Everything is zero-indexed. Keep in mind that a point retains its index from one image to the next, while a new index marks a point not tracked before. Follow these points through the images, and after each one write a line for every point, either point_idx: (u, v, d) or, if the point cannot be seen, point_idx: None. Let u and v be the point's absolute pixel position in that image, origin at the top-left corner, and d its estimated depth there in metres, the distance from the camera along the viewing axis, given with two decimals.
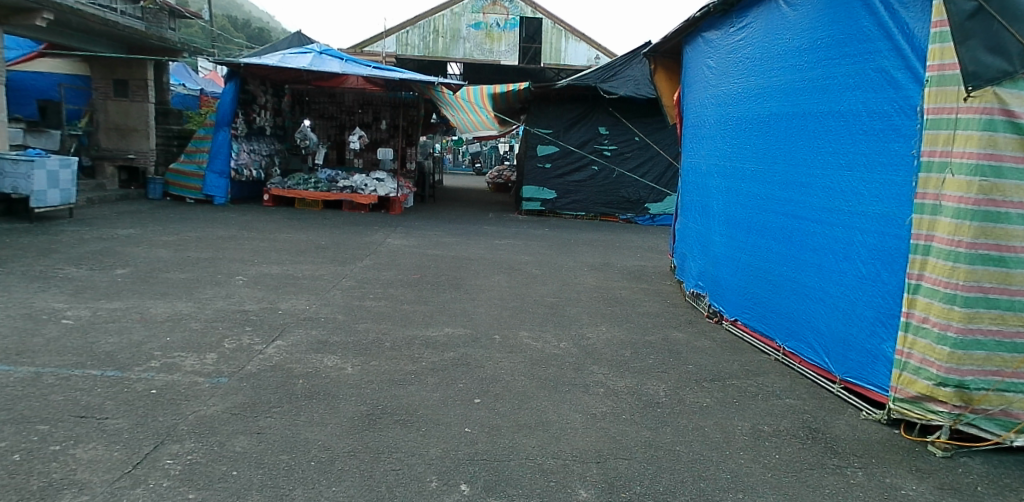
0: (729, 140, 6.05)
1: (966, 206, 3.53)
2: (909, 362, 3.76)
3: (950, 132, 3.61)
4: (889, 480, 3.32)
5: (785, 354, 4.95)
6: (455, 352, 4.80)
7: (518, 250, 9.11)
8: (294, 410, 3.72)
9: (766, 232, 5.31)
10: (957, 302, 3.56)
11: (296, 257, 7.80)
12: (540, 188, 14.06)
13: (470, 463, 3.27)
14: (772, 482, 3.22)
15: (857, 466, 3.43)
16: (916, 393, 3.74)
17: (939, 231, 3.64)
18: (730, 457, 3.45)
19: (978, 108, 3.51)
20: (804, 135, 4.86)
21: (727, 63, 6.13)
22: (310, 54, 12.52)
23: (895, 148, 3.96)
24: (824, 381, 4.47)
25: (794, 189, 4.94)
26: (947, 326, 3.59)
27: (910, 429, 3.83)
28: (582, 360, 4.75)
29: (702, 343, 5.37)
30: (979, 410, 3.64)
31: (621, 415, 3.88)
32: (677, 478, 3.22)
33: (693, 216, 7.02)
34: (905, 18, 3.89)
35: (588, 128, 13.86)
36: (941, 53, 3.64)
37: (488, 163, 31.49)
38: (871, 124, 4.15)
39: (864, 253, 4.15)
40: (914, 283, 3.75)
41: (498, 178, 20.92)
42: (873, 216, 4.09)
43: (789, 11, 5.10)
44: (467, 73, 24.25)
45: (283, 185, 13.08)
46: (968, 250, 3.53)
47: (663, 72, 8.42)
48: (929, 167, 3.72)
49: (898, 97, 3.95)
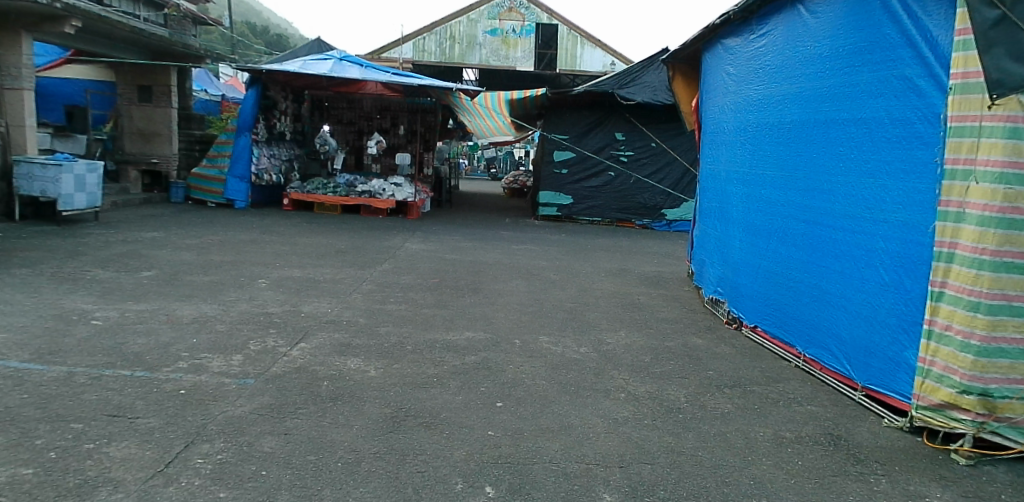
0: (749, 147, 6.07)
1: (991, 214, 3.53)
2: (932, 369, 3.77)
3: (974, 139, 3.62)
4: (913, 488, 3.32)
5: (806, 361, 4.95)
6: (477, 355, 4.85)
7: (535, 255, 9.17)
8: (320, 411, 3.79)
9: (785, 239, 5.33)
10: (981, 310, 3.56)
11: (315, 261, 7.88)
12: (556, 193, 14.10)
13: (495, 465, 3.31)
14: (793, 488, 3.24)
15: (880, 473, 3.43)
16: (939, 401, 3.74)
17: (963, 239, 3.64)
18: (753, 462, 3.47)
19: (1002, 116, 3.51)
20: (825, 142, 4.86)
21: (747, 71, 6.16)
22: (329, 61, 12.66)
23: (917, 156, 3.97)
24: (845, 388, 4.48)
25: (815, 196, 4.96)
26: (970, 335, 3.58)
27: (933, 437, 3.83)
28: (602, 365, 4.78)
29: (721, 349, 5.38)
30: (1003, 418, 3.62)
31: (643, 420, 3.91)
32: (701, 484, 3.24)
33: (712, 223, 7.03)
34: (928, 25, 3.91)
35: (605, 135, 13.88)
36: (964, 61, 3.67)
37: (503, 168, 31.89)
38: (893, 132, 4.17)
39: (885, 260, 4.17)
40: (937, 291, 3.76)
41: (514, 184, 21.02)
42: (895, 223, 4.10)
43: (810, 17, 5.13)
44: (484, 79, 24.33)
45: (302, 189, 13.21)
46: (993, 257, 3.53)
47: (681, 79, 8.44)
48: (953, 175, 3.73)
49: (921, 104, 3.97)
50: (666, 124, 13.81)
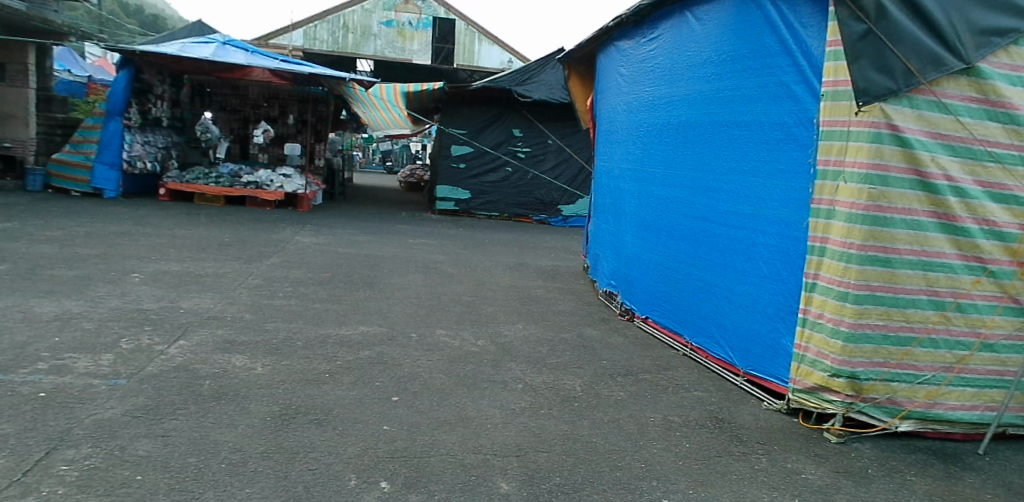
0: (640, 146, 6.28)
1: (857, 211, 3.83)
2: (806, 355, 4.07)
3: (843, 143, 3.92)
4: (790, 465, 3.54)
5: (693, 349, 5.19)
6: (372, 350, 4.72)
7: (431, 249, 9.08)
8: (202, 411, 3.55)
9: (674, 234, 5.57)
10: (848, 300, 3.85)
11: (196, 254, 7.41)
12: (454, 187, 14.09)
13: (390, 460, 3.23)
14: (683, 470, 3.38)
15: (761, 452, 3.64)
16: (812, 384, 4.03)
17: (833, 234, 3.95)
18: (644, 447, 3.58)
19: (867, 122, 3.81)
20: (710, 142, 5.11)
21: (639, 73, 6.37)
22: (212, 45, 12.00)
23: (793, 157, 4.26)
24: (729, 374, 4.74)
25: (701, 194, 5.20)
26: (840, 322, 3.88)
27: (808, 418, 4.12)
28: (500, 358, 4.79)
29: (615, 339, 5.54)
30: (868, 399, 3.95)
31: (540, 410, 3.94)
32: (595, 469, 3.31)
33: (605, 218, 7.24)
34: (803, 36, 4.20)
35: (503, 130, 13.94)
36: (835, 70, 3.97)
37: (399, 162, 31.42)
38: (772, 134, 4.44)
39: (764, 254, 4.45)
40: (811, 282, 4.06)
41: (410, 177, 20.73)
42: (773, 219, 4.38)
43: (696, 23, 5.37)
44: (379, 71, 23.85)
45: (180, 179, 12.38)
46: (859, 251, 3.82)
47: (576, 78, 8.63)
48: (824, 176, 4.02)
49: (796, 109, 4.25)
50: (561, 122, 14.07)
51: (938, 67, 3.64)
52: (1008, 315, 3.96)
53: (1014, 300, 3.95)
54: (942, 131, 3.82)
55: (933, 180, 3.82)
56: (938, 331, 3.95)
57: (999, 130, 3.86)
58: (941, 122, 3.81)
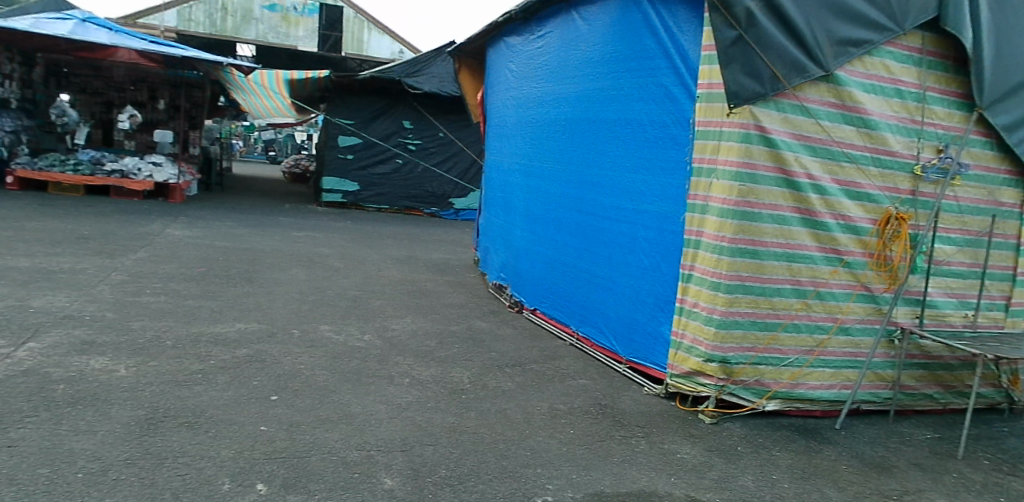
0: (529, 141, 6.34)
1: (728, 206, 4.03)
2: (683, 341, 4.25)
3: (716, 142, 4.12)
4: (667, 445, 3.71)
5: (579, 339, 5.31)
6: (249, 348, 4.48)
7: (317, 242, 8.76)
8: (54, 418, 3.22)
9: (560, 227, 5.66)
10: (721, 289, 4.06)
11: (50, 249, 6.75)
12: (341, 180, 13.65)
13: (268, 461, 3.07)
14: (567, 455, 3.44)
15: (640, 435, 3.79)
16: (688, 369, 4.23)
17: (707, 227, 4.14)
18: (530, 435, 3.62)
19: (738, 123, 4.02)
20: (595, 139, 5.23)
21: (527, 69, 6.43)
22: (70, 21, 11.00)
23: (671, 155, 4.42)
24: (612, 362, 4.88)
25: (586, 189, 5.32)
26: (713, 310, 4.08)
27: (685, 401, 4.32)
28: (386, 352, 4.68)
29: (503, 331, 5.58)
30: (738, 381, 4.19)
31: (427, 403, 3.88)
32: (481, 459, 3.30)
33: (496, 211, 7.26)
34: (680, 40, 4.37)
35: (392, 122, 13.65)
36: (709, 73, 4.17)
37: (284, 152, 30.18)
38: (651, 132, 4.60)
39: (645, 247, 4.60)
40: (687, 273, 4.24)
41: (296, 168, 19.95)
42: (653, 214, 4.54)
43: (581, 22, 5.47)
44: (261, 57, 22.78)
45: (32, 165, 11.21)
46: (730, 244, 4.04)
47: (467, 72, 8.60)
48: (699, 172, 4.21)
49: (674, 109, 4.42)
50: (453, 115, 13.99)
51: (801, 73, 3.97)
52: (861, 302, 4.43)
53: (867, 288, 4.44)
54: (805, 133, 4.16)
55: (795, 178, 4.12)
56: (801, 318, 4.27)
57: (854, 133, 4.30)
58: (803, 125, 4.15)
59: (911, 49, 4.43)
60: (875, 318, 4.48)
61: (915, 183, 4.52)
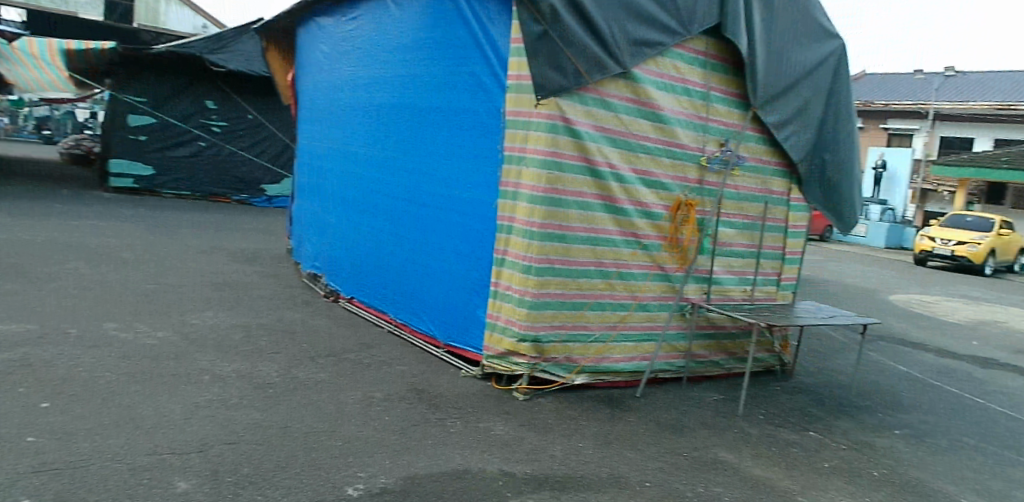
0: (343, 126, 6.13)
1: (537, 193, 4.20)
2: (497, 323, 4.37)
3: (524, 131, 4.26)
4: (481, 424, 3.82)
5: (397, 326, 5.27)
6: (12, 352, 3.90)
7: (103, 232, 7.85)
8: None
9: (376, 214, 5.56)
10: (532, 272, 4.21)
11: None
12: (131, 162, 12.47)
13: (36, 475, 2.70)
14: (381, 442, 3.40)
15: (456, 417, 3.85)
16: (502, 349, 4.35)
17: (518, 213, 4.27)
18: (342, 425, 3.52)
19: (545, 114, 4.18)
20: (409, 125, 5.18)
21: (340, 52, 6.20)
22: None
23: (483, 142, 4.50)
24: (429, 346, 4.90)
25: (401, 176, 5.26)
26: (525, 292, 4.23)
27: (500, 380, 4.46)
28: (184, 349, 4.31)
29: (318, 321, 5.38)
30: (550, 358, 4.40)
31: (229, 400, 3.63)
32: (289, 453, 3.15)
33: (309, 198, 6.96)
34: (491, 31, 4.43)
35: (193, 101, 12.61)
36: (518, 65, 4.27)
37: (64, 132, 26.68)
38: (463, 119, 4.65)
39: (458, 233, 4.66)
40: (500, 257, 4.35)
41: (77, 150, 17.70)
42: (466, 200, 4.60)
43: (393, 7, 5.37)
44: (32, 24, 19.93)
45: None
46: (539, 229, 4.20)
47: (276, 51, 8.14)
48: (509, 160, 4.33)
49: (485, 98, 4.50)
50: (264, 96, 13.20)
51: (602, 70, 4.24)
52: (657, 280, 4.84)
53: (661, 268, 4.85)
54: (606, 125, 4.43)
55: (597, 166, 4.38)
56: (605, 297, 4.57)
57: (649, 127, 4.65)
58: (604, 117, 4.41)
59: (697, 52, 4.86)
60: (669, 295, 4.92)
61: (702, 173, 5.01)
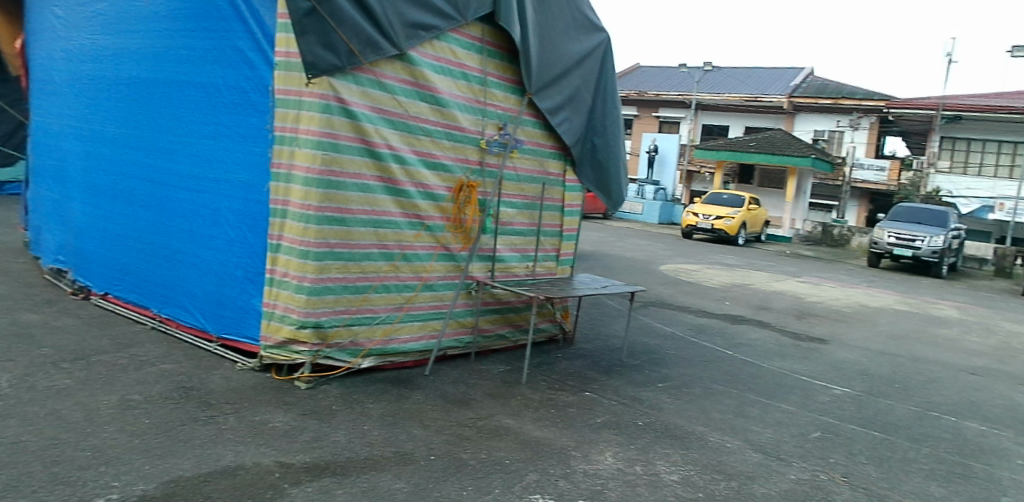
0: (87, 102, 5.46)
1: (313, 175, 4.09)
2: (275, 311, 4.23)
3: (296, 111, 4.11)
4: (258, 417, 3.68)
5: (161, 321, 4.87)
6: None
7: None
8: None
9: (131, 200, 5.05)
10: (310, 257, 4.12)
11: None
12: None
13: None
14: (140, 448, 3.14)
15: (229, 412, 3.68)
16: (282, 338, 4.22)
17: (293, 197, 4.13)
18: (92, 434, 3.20)
19: (318, 94, 4.07)
20: (165, 103, 4.77)
21: (79, 18, 5.49)
22: None
23: (251, 122, 4.27)
24: (200, 340, 4.60)
25: (159, 157, 4.83)
26: (303, 278, 4.13)
27: (280, 370, 4.32)
28: None
29: (63, 322, 4.78)
30: (333, 344, 4.35)
31: None
32: (23, 471, 2.80)
33: (47, 183, 6.11)
34: (255, 5, 4.19)
35: None
36: (286, 41, 4.10)
37: None
38: (228, 98, 4.38)
39: (228, 219, 4.40)
40: (275, 243, 4.19)
41: None
42: (235, 183, 4.35)
43: None
44: None
45: None
46: (316, 212, 4.11)
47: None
48: (281, 141, 4.16)
49: (252, 75, 4.26)
50: None
51: (376, 50, 4.22)
52: (441, 260, 4.94)
53: (445, 248, 4.96)
54: (383, 106, 4.42)
55: (376, 148, 4.37)
56: (389, 279, 4.59)
57: (428, 110, 4.72)
58: (381, 99, 4.40)
59: (473, 38, 5.00)
60: (454, 274, 5.05)
61: (482, 155, 5.18)
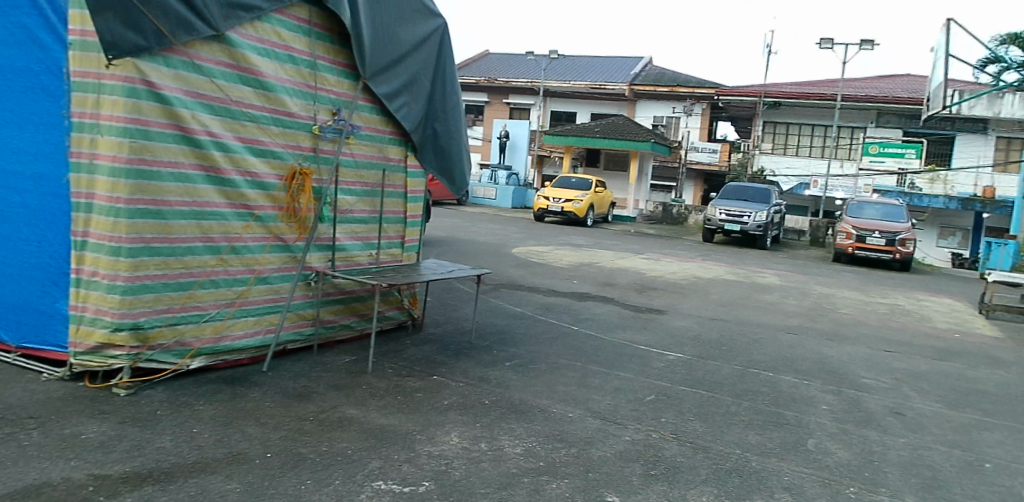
0: None
1: (120, 164, 3.80)
2: (85, 315, 3.87)
3: (95, 95, 3.79)
4: (68, 430, 3.39)
5: None
6: None
7: None
8: None
9: None
10: (122, 254, 3.82)
11: None
12: None
13: None
14: None
15: (32, 428, 3.36)
16: (94, 344, 3.88)
17: (98, 189, 3.82)
18: None
19: (120, 76, 3.77)
20: None
21: None
22: None
23: (44, 108, 3.87)
24: None
25: None
26: (116, 277, 3.82)
27: (95, 378, 3.99)
28: None
29: None
30: (155, 346, 4.06)
31: None
32: None
33: None
34: None
35: None
36: (81, 19, 3.75)
37: None
38: (15, 81, 3.95)
39: (21, 215, 4.00)
40: (80, 241, 3.85)
41: None
42: (26, 177, 3.95)
43: None
44: None
45: None
46: (127, 205, 3.82)
47: None
48: (80, 127, 3.82)
49: (42, 55, 3.86)
50: None
51: (189, 31, 3.96)
52: (275, 252, 4.75)
53: (279, 239, 4.77)
54: (200, 91, 4.16)
55: (193, 135, 4.13)
56: (216, 273, 4.36)
57: (252, 94, 4.50)
58: (197, 82, 4.14)
59: (299, 20, 4.80)
60: (290, 265, 4.88)
61: (315, 142, 5.02)
